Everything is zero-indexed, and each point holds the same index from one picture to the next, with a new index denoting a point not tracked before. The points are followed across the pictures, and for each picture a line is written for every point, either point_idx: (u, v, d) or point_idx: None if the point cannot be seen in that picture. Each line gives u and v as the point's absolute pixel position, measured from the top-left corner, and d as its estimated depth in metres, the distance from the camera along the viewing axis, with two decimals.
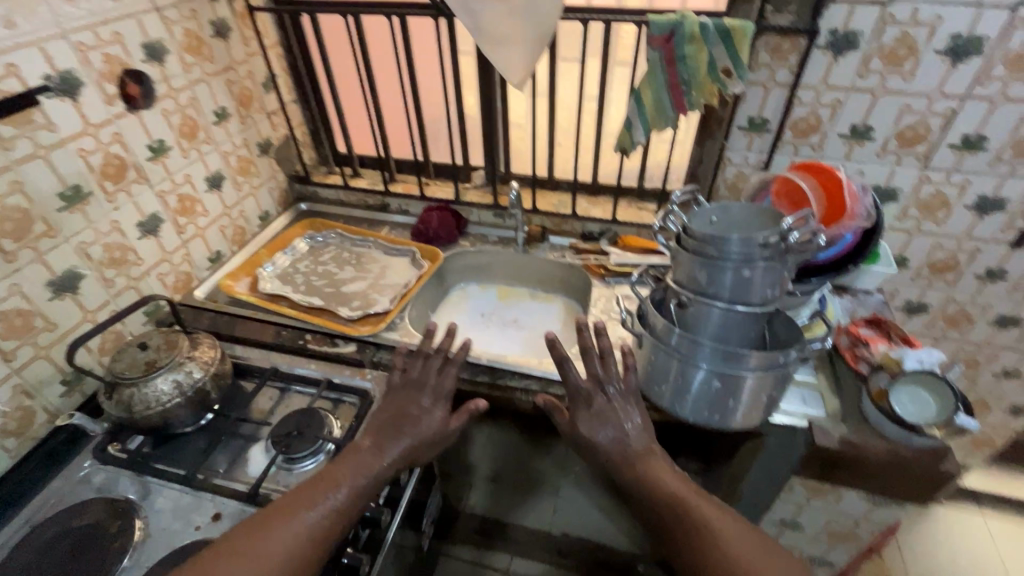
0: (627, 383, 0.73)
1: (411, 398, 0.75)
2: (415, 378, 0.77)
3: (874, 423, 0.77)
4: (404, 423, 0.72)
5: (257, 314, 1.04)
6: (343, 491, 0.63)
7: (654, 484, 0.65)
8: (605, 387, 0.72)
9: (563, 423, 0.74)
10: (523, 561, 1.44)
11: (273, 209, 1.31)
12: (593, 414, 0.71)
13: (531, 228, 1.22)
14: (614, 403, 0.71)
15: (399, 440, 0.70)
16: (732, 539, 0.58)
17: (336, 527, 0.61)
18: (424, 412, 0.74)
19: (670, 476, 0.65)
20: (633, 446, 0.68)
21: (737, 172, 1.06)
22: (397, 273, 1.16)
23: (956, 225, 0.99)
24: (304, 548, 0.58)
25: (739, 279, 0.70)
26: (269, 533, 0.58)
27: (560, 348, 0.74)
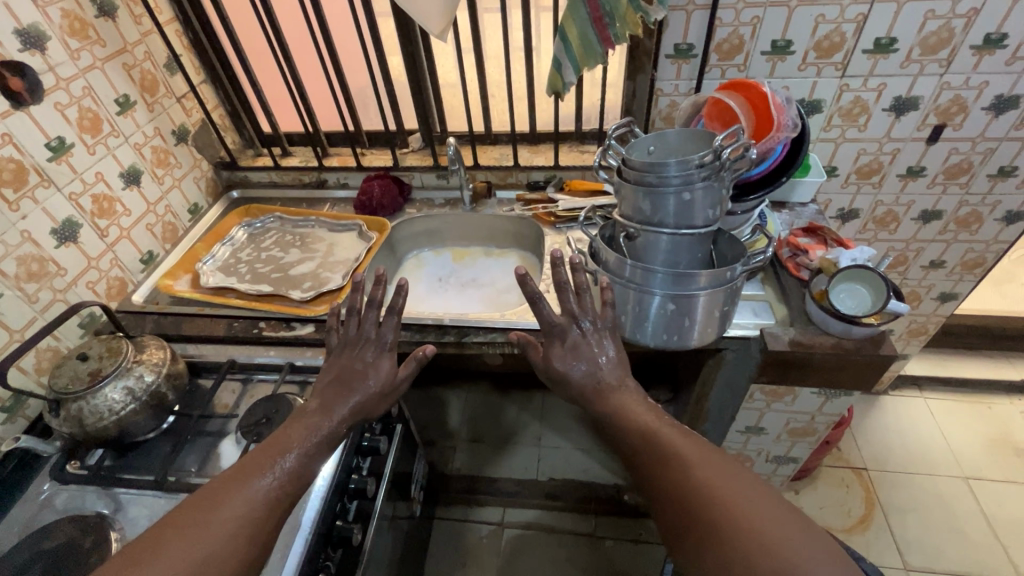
0: (603, 320, 0.73)
1: (355, 355, 0.73)
2: (355, 335, 0.74)
3: (819, 322, 0.82)
4: (352, 383, 0.70)
5: (204, 310, 1.00)
6: (293, 454, 0.60)
7: (627, 418, 0.63)
8: (581, 322, 0.72)
9: (537, 361, 0.75)
10: (515, 510, 1.48)
11: (202, 201, 1.24)
12: (567, 348, 0.71)
13: (476, 184, 1.20)
14: (589, 337, 0.71)
15: (351, 397, 0.69)
16: (711, 460, 0.53)
17: (290, 492, 0.58)
18: (370, 366, 0.72)
19: (641, 410, 0.63)
20: (607, 376, 0.69)
21: (669, 102, 1.07)
22: (346, 249, 1.13)
23: (877, 129, 1.04)
24: (258, 519, 0.53)
25: (681, 204, 0.72)
26: (222, 495, 0.53)
27: (531, 284, 0.69)
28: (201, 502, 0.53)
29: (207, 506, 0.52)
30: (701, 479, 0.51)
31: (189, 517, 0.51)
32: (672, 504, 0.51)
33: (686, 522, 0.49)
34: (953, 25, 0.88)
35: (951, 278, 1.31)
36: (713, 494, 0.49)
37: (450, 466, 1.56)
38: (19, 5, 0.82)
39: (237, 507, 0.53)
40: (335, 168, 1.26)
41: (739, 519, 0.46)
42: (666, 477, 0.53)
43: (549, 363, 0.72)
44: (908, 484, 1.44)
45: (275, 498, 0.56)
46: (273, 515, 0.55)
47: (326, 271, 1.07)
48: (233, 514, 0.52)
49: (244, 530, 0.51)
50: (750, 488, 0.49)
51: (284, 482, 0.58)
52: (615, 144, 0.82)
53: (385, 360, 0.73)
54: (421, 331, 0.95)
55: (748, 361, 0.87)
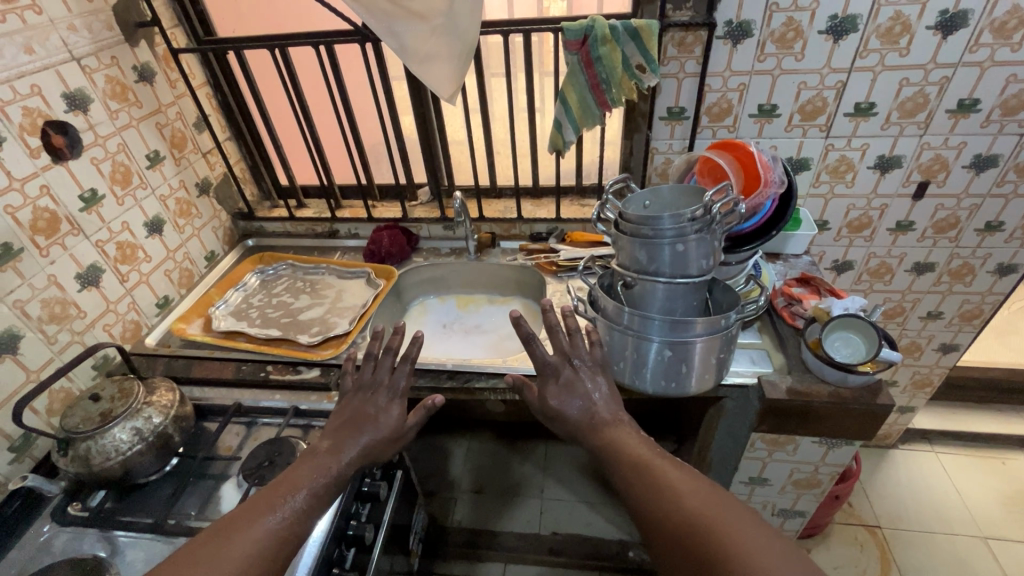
0: (593, 358, 0.76)
1: (367, 399, 0.74)
2: (369, 380, 0.76)
3: (816, 371, 0.83)
4: (361, 425, 0.71)
5: (214, 353, 1.02)
6: (302, 495, 0.61)
7: (619, 450, 0.64)
8: (573, 360, 0.74)
9: (534, 400, 0.74)
10: (516, 566, 1.43)
11: (219, 248, 1.30)
12: (562, 385, 0.72)
13: (481, 236, 1.25)
14: (582, 374, 0.73)
15: (362, 437, 0.69)
16: (700, 490, 0.54)
17: (297, 532, 0.58)
18: (382, 410, 0.73)
19: (635, 443, 0.64)
20: (605, 412, 0.69)
21: (664, 159, 1.13)
22: (354, 295, 1.16)
23: (864, 185, 1.09)
24: (264, 554, 0.54)
25: (676, 254, 0.76)
26: (229, 534, 0.54)
27: (525, 326, 0.72)
28: (210, 540, 0.53)
29: (215, 544, 0.53)
30: (694, 511, 0.51)
31: (196, 556, 0.51)
32: (666, 536, 0.52)
33: (680, 551, 0.50)
34: (927, 91, 0.95)
35: (951, 329, 1.32)
36: (704, 522, 0.50)
37: (451, 518, 1.53)
38: (69, 73, 0.90)
39: (245, 544, 0.53)
40: (346, 219, 1.32)
41: (727, 546, 0.47)
42: (660, 511, 0.54)
43: (545, 401, 0.72)
44: (924, 542, 1.40)
45: (283, 538, 0.56)
46: (280, 555, 0.55)
47: (333, 317, 1.10)
48: (241, 552, 0.53)
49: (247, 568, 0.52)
50: (738, 514, 0.50)
51: (292, 521, 0.58)
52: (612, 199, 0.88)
53: (396, 404, 0.75)
54: (424, 374, 0.96)
55: (748, 408, 0.88)
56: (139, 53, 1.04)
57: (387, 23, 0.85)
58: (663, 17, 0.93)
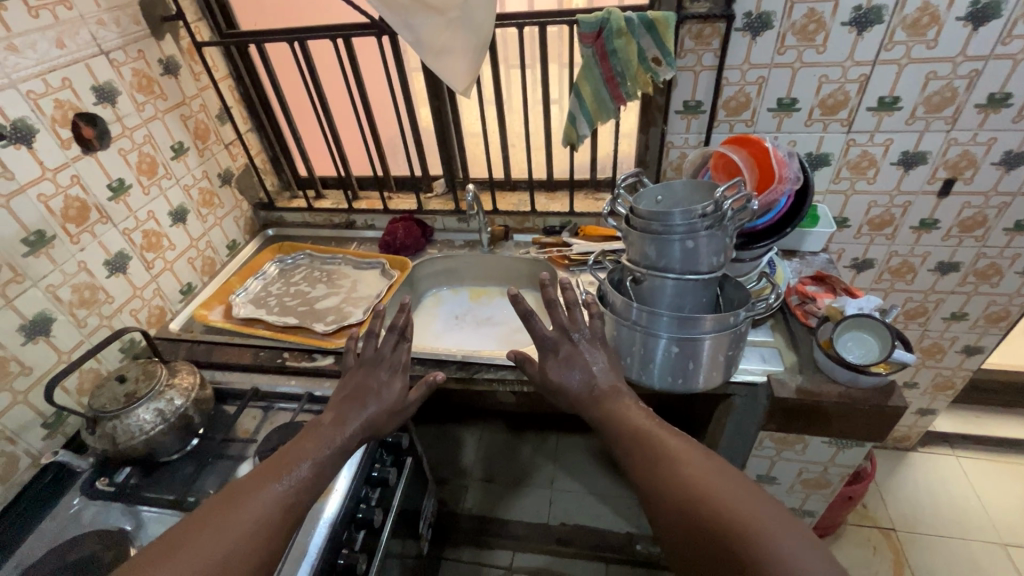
0: (593, 331, 0.75)
1: (370, 373, 0.76)
2: (371, 356, 0.77)
3: (826, 371, 0.82)
4: (365, 399, 0.73)
5: (233, 339, 1.06)
6: (307, 464, 0.63)
7: (620, 421, 0.65)
8: (572, 335, 0.73)
9: (535, 373, 0.75)
10: (524, 555, 1.46)
11: (240, 237, 1.34)
12: (560, 360, 0.72)
13: (494, 228, 1.25)
14: (581, 348, 0.73)
15: (365, 409, 0.73)
16: (698, 460, 0.55)
17: (304, 498, 0.61)
18: (384, 384, 0.76)
19: (635, 414, 0.65)
20: (604, 386, 0.70)
21: (680, 154, 1.12)
22: (369, 285, 1.18)
23: (886, 181, 1.06)
24: (274, 518, 0.56)
25: (686, 250, 0.76)
26: (240, 499, 0.57)
27: (523, 302, 0.71)
28: (223, 504, 0.56)
29: (226, 508, 0.55)
30: (691, 480, 0.52)
31: (210, 519, 0.54)
32: (663, 504, 0.53)
33: (677, 520, 0.51)
34: (956, 85, 0.92)
35: (975, 330, 1.28)
36: (700, 491, 0.50)
37: (462, 505, 1.56)
38: (98, 66, 0.93)
39: (256, 508, 0.56)
40: (363, 210, 1.34)
41: (723, 514, 0.47)
42: (658, 479, 0.55)
43: (545, 374, 0.73)
44: (940, 548, 1.37)
45: (291, 504, 0.59)
46: (289, 519, 0.58)
47: (348, 306, 1.13)
48: (252, 516, 0.55)
49: (261, 529, 0.55)
50: (734, 483, 0.50)
51: (299, 489, 0.61)
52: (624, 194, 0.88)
53: (399, 379, 0.78)
54: (433, 364, 0.98)
55: (756, 407, 0.87)
56: (164, 47, 1.07)
57: (403, 17, 0.85)
58: (680, 8, 0.92)
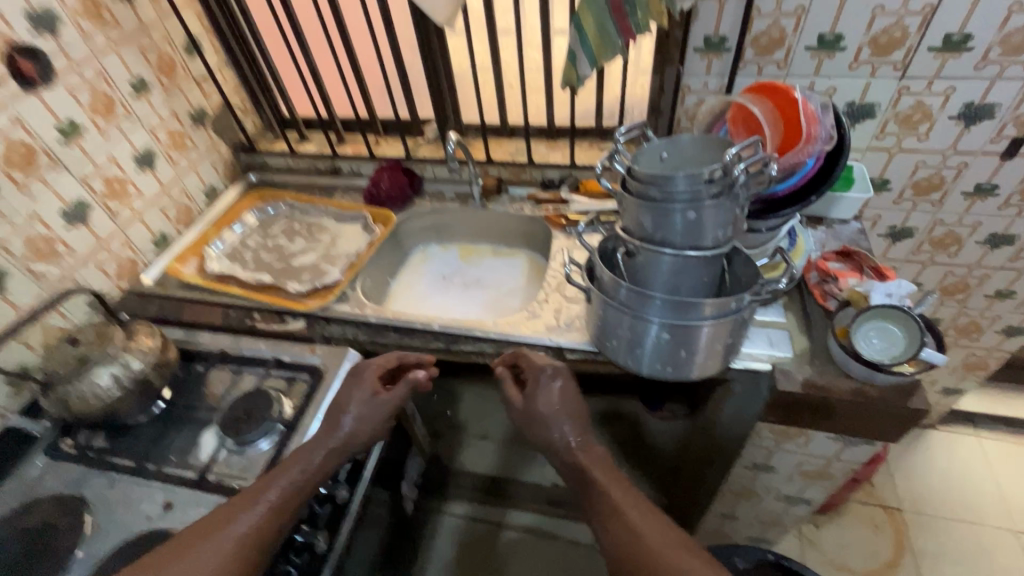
0: (567, 385, 0.77)
1: (347, 391, 0.77)
2: (353, 376, 0.79)
3: (839, 363, 0.73)
4: (343, 408, 0.74)
5: (205, 297, 1.00)
6: (268, 495, 0.64)
7: (600, 495, 0.67)
8: (543, 371, 0.78)
9: (517, 408, 0.78)
10: (516, 512, 1.47)
11: (220, 183, 1.25)
12: (542, 414, 0.75)
13: (486, 180, 1.13)
14: (557, 394, 0.76)
15: (344, 417, 0.73)
16: (675, 551, 0.58)
17: (264, 534, 0.61)
18: (354, 397, 0.75)
19: (613, 488, 0.67)
20: (572, 439, 0.73)
21: (698, 100, 0.96)
22: (349, 241, 1.10)
23: (940, 138, 0.90)
24: (231, 556, 0.59)
25: (687, 222, 0.66)
26: (199, 536, 0.60)
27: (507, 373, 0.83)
28: (187, 541, 0.60)
29: (185, 547, 0.59)
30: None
31: (175, 555, 0.58)
32: None
33: None
34: None
35: (1021, 310, 1.14)
36: None
37: (456, 461, 1.56)
38: None
39: (212, 550, 0.59)
40: (347, 156, 1.24)
41: None
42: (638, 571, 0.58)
43: (529, 418, 0.76)
44: (946, 530, 1.32)
45: (247, 540, 0.60)
46: (247, 556, 0.59)
47: (325, 264, 1.05)
48: (209, 556, 0.58)
49: (229, 565, 0.58)
50: None
51: (257, 524, 0.61)
52: (622, 151, 0.76)
53: (371, 372, 0.79)
54: (409, 333, 0.91)
55: (757, 396, 0.79)
56: None
57: None
58: None
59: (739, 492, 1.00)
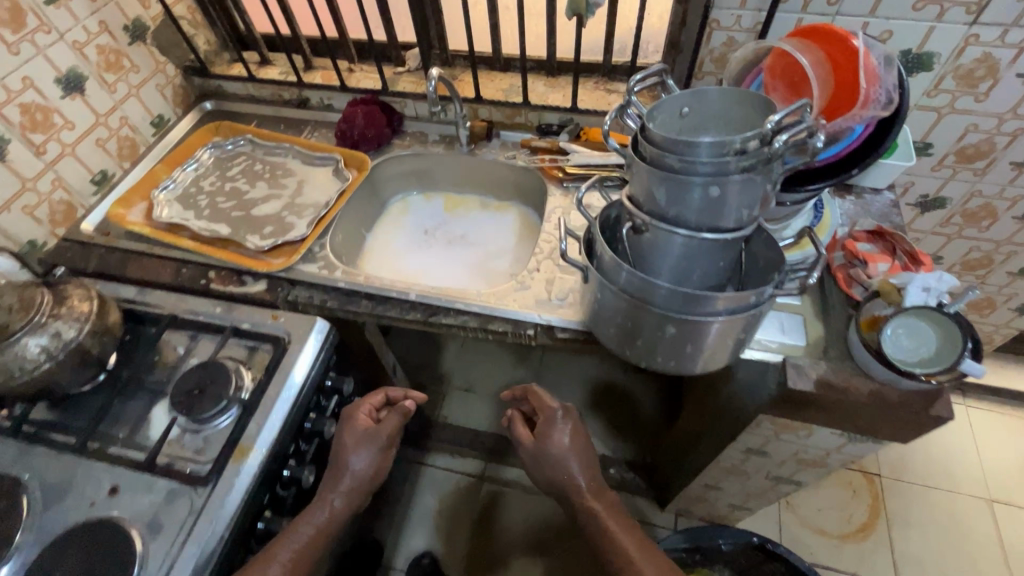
0: (577, 441, 0.78)
1: (343, 434, 0.76)
2: (347, 413, 0.79)
3: (859, 361, 0.66)
4: (345, 456, 0.73)
5: (153, 250, 0.89)
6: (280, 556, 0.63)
7: (610, 538, 0.72)
8: (557, 415, 0.79)
9: (527, 445, 0.81)
10: (498, 466, 1.46)
11: (169, 112, 1.09)
12: (552, 460, 0.76)
13: (474, 124, 1.00)
14: (567, 454, 0.76)
15: (351, 458, 0.73)
16: None
17: None
18: (352, 437, 0.75)
19: (620, 531, 0.73)
20: (583, 480, 0.76)
21: (726, 40, 0.80)
22: (317, 188, 0.97)
23: (1001, 99, 0.77)
24: None
25: (707, 199, 0.56)
26: None
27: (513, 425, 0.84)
28: None
29: None
30: None
31: None
32: None
33: None
34: None
35: None
36: None
37: (438, 413, 1.53)
38: None
39: None
40: (316, 86, 1.08)
41: None
42: None
43: (540, 450, 0.78)
44: (921, 497, 1.33)
45: None
46: None
47: (289, 216, 0.93)
48: None
49: None
50: None
51: None
52: (636, 104, 0.64)
53: (363, 412, 0.79)
54: (383, 302, 0.82)
55: (760, 388, 0.72)
56: None
57: None
58: None
59: (728, 469, 0.97)
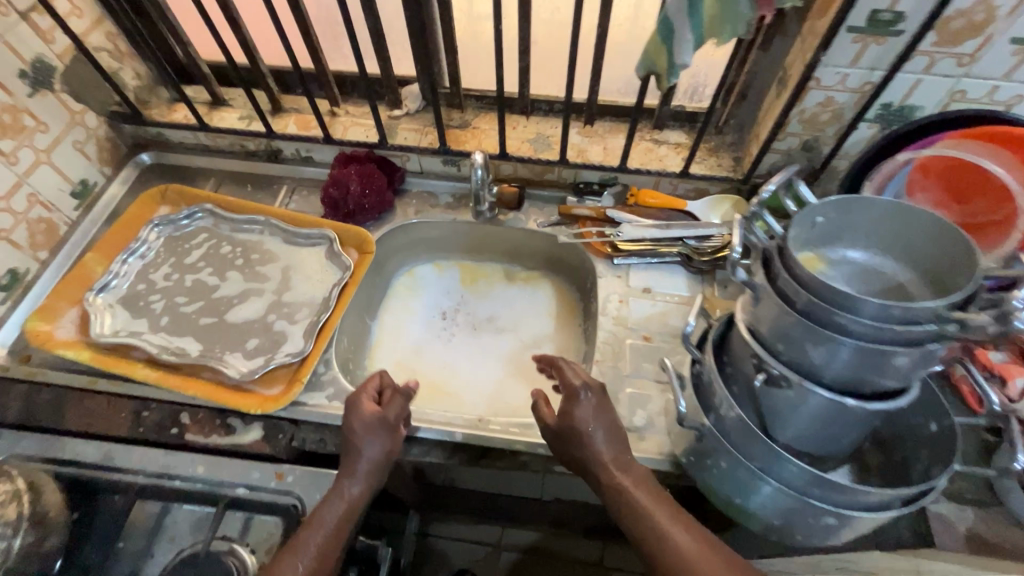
0: (603, 407, 0.58)
1: (347, 419, 0.59)
2: (349, 399, 0.62)
3: (1015, 511, 0.56)
4: (353, 444, 0.58)
5: (98, 384, 0.67)
6: None
7: (641, 523, 0.51)
8: (581, 392, 0.58)
9: (545, 426, 0.61)
10: (516, 531, 1.25)
11: (94, 173, 0.84)
12: (575, 435, 0.57)
13: (503, 189, 0.81)
14: (597, 422, 0.57)
15: (363, 446, 0.58)
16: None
17: None
18: (359, 422, 0.59)
19: (659, 515, 0.51)
20: (608, 449, 0.56)
21: (823, 99, 0.66)
22: (310, 277, 0.77)
23: None
24: None
25: (877, 360, 0.44)
26: None
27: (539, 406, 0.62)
28: None
29: None
30: None
31: None
32: None
33: None
34: None
35: None
36: None
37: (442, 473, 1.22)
38: None
39: None
40: (291, 136, 0.85)
41: None
42: None
43: (566, 426, 0.57)
44: None
45: None
46: None
47: (278, 321, 0.73)
48: None
49: None
50: None
51: None
52: (762, 219, 0.51)
53: (366, 396, 0.61)
54: (420, 444, 0.66)
55: None
56: None
57: None
58: None
59: None
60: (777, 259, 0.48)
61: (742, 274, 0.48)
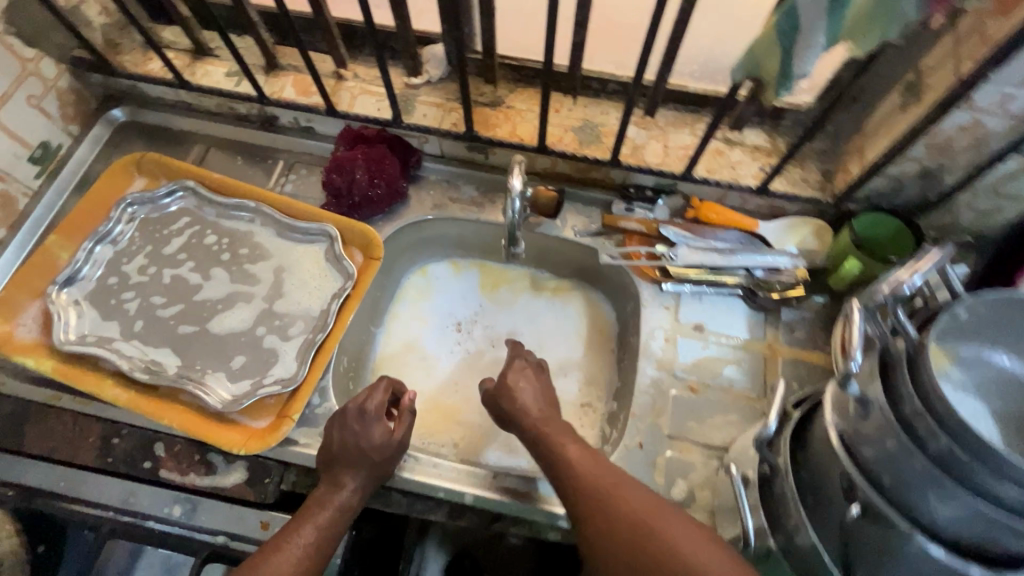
0: (536, 375, 0.61)
1: (348, 429, 0.53)
2: (350, 404, 0.55)
3: None
4: (352, 457, 0.52)
5: (62, 400, 0.58)
6: None
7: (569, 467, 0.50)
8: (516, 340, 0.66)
9: (487, 392, 0.61)
10: None
11: (57, 134, 0.71)
12: (507, 385, 0.59)
13: (540, 192, 0.67)
14: (525, 379, 0.60)
15: (359, 462, 0.52)
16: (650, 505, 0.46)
17: None
18: (361, 434, 0.53)
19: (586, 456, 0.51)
20: (541, 398, 0.58)
21: (966, 123, 0.51)
22: (306, 282, 0.66)
23: None
24: None
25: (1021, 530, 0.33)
26: None
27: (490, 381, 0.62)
28: None
29: None
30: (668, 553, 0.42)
31: None
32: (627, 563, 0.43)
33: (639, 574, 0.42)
34: None
35: None
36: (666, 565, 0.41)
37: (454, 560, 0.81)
38: None
39: None
40: (287, 103, 0.71)
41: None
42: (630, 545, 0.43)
43: (499, 383, 0.60)
44: None
45: None
46: None
47: (267, 336, 0.63)
48: None
49: None
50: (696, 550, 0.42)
51: None
52: (888, 310, 0.38)
53: (375, 402, 0.55)
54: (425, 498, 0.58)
55: None
56: None
57: None
58: None
59: None
60: (903, 370, 0.37)
61: (856, 386, 0.38)
